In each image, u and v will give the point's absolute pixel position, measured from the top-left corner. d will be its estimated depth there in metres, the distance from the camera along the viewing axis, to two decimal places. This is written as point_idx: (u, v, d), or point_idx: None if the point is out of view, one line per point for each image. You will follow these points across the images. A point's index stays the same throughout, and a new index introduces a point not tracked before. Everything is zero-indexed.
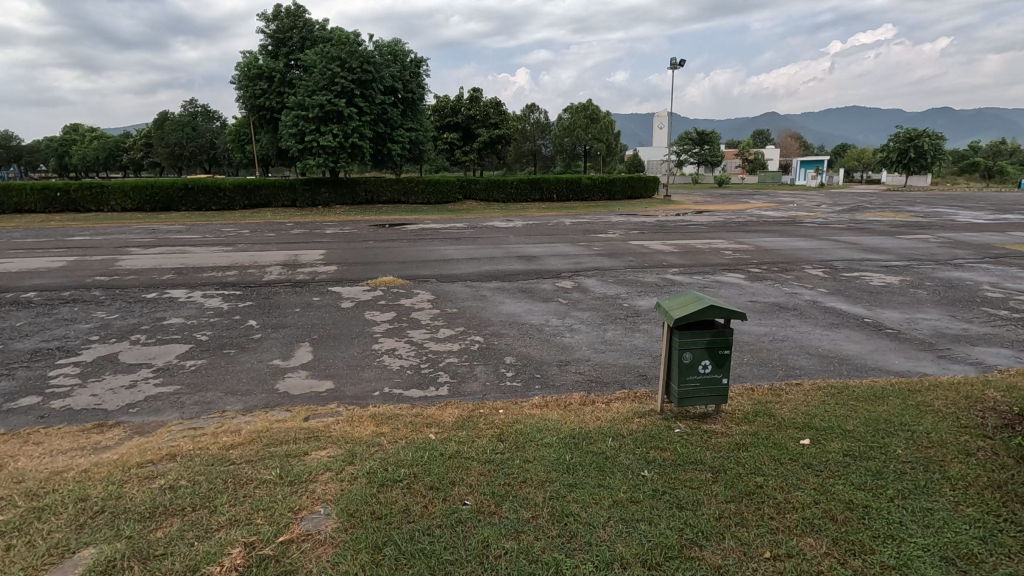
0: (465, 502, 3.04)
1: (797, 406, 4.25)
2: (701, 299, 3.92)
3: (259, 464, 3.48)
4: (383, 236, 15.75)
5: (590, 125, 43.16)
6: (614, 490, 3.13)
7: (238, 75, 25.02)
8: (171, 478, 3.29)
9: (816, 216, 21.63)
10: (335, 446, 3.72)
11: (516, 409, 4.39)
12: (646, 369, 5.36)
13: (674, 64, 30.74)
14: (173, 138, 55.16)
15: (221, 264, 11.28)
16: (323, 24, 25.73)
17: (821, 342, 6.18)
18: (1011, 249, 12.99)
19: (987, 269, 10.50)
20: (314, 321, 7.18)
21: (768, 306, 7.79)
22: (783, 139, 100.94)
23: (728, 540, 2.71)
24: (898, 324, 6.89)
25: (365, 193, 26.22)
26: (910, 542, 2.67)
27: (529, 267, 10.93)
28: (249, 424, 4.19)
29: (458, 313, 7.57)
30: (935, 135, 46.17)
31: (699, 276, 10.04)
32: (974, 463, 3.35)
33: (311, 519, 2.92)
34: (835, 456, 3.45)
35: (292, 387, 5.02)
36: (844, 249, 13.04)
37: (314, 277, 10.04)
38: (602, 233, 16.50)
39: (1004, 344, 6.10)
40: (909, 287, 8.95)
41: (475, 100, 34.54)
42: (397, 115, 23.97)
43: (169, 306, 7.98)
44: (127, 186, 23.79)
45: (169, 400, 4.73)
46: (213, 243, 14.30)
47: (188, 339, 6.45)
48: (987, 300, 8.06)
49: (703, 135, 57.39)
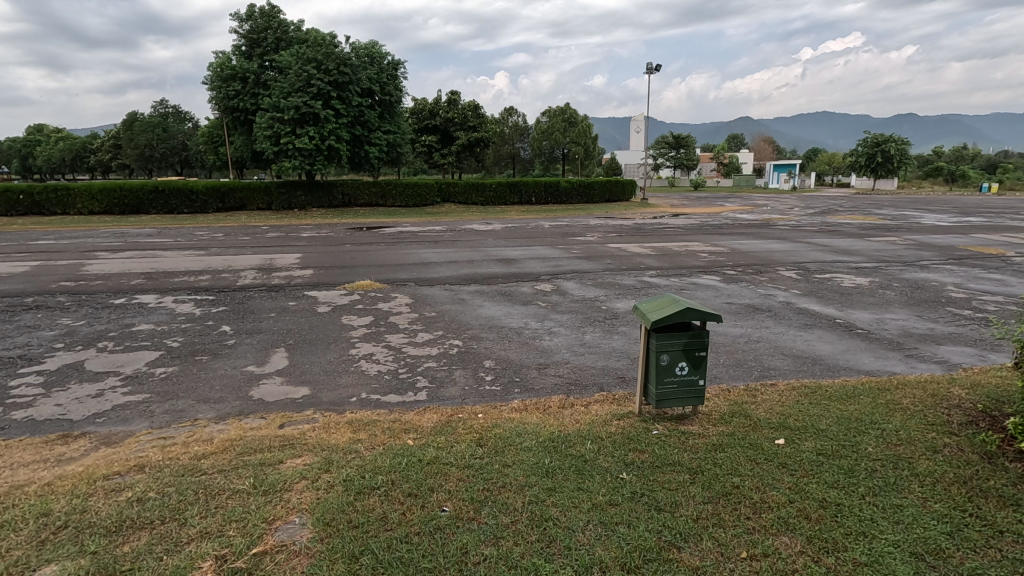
0: (443, 509, 3.01)
1: (772, 406, 4.32)
2: (677, 300, 3.97)
3: (232, 473, 3.39)
4: (362, 240, 15.67)
5: (569, 128, 44.38)
6: (593, 492, 3.14)
7: (211, 75, 24.54)
8: (139, 490, 3.19)
9: (789, 219, 22.20)
10: (311, 453, 3.66)
11: (495, 413, 4.38)
12: (625, 370, 5.41)
13: (650, 68, 31.41)
14: (144, 138, 53.97)
15: (193, 269, 11.02)
16: (298, 25, 25.45)
17: (795, 342, 6.31)
18: (972, 250, 13.44)
19: (950, 270, 10.86)
20: (290, 326, 7.07)
21: (743, 307, 7.94)
22: (755, 144, 102.92)
23: (706, 541, 2.74)
24: (867, 324, 7.08)
25: (342, 196, 25.97)
26: (881, 539, 2.73)
27: (508, 270, 10.95)
28: (222, 432, 4.09)
29: (437, 317, 7.51)
30: (901, 140, 47.58)
31: (676, 278, 10.18)
32: (941, 460, 3.45)
33: (286, 529, 2.86)
34: (809, 456, 3.51)
35: (267, 394, 4.92)
36: (815, 252, 13.38)
37: (290, 281, 9.89)
38: (581, 235, 16.64)
39: (967, 342, 6.30)
40: (878, 288, 9.19)
41: (453, 102, 34.44)
42: (374, 117, 23.86)
43: (139, 312, 7.76)
44: (95, 188, 23.12)
45: (138, 409, 4.59)
46: (185, 247, 13.98)
47: (159, 345, 6.30)
48: (951, 300, 8.32)
49: (678, 139, 58.23)
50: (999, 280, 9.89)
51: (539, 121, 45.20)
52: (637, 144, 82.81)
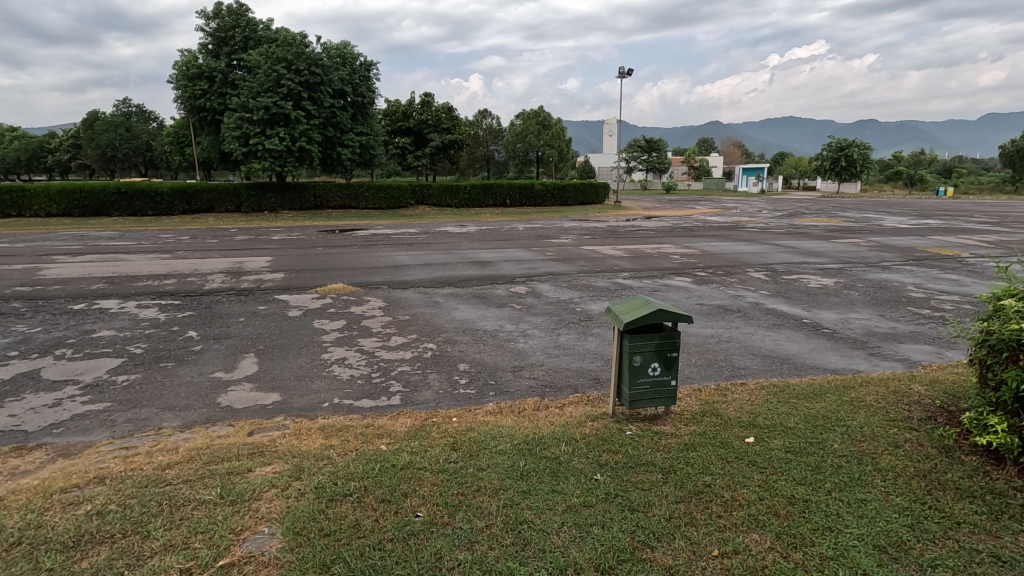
0: (417, 515, 2.98)
1: (742, 405, 4.41)
2: (649, 302, 4.00)
3: (198, 483, 3.29)
4: (335, 242, 15.44)
5: (543, 132, 44.63)
6: (568, 494, 3.15)
7: (176, 74, 23.89)
8: (99, 503, 3.07)
9: (758, 221, 22.78)
10: (281, 461, 3.58)
11: (469, 416, 4.35)
12: (599, 372, 5.44)
13: (623, 73, 31.94)
14: (105, 138, 52.39)
15: (157, 273, 10.71)
16: (266, 24, 25.00)
17: (764, 342, 6.45)
18: (930, 252, 13.98)
19: (910, 270, 11.27)
20: (260, 331, 6.91)
21: (714, 308, 8.09)
22: (725, 148, 105.23)
23: (678, 540, 2.76)
24: (833, 324, 7.27)
25: (314, 198, 25.62)
26: (846, 533, 2.80)
27: (483, 272, 10.92)
28: (188, 441, 3.98)
29: (411, 320, 7.42)
30: (863, 145, 49.34)
31: (649, 280, 10.32)
32: (902, 455, 3.56)
33: (254, 539, 2.79)
34: (778, 453, 3.59)
35: (236, 400, 4.80)
36: (782, 253, 13.73)
37: (260, 285, 9.70)
38: (556, 237, 16.73)
39: (927, 340, 6.54)
40: (842, 289, 9.45)
41: (427, 104, 34.25)
42: (346, 119, 23.59)
43: (100, 317, 7.50)
44: (54, 189, 22.29)
45: (99, 419, 4.43)
46: (149, 250, 13.58)
47: (120, 352, 6.08)
48: (911, 300, 8.61)
49: (651, 142, 59.14)
50: (955, 280, 10.29)
51: (513, 124, 45.39)
52: (610, 147, 83.74)
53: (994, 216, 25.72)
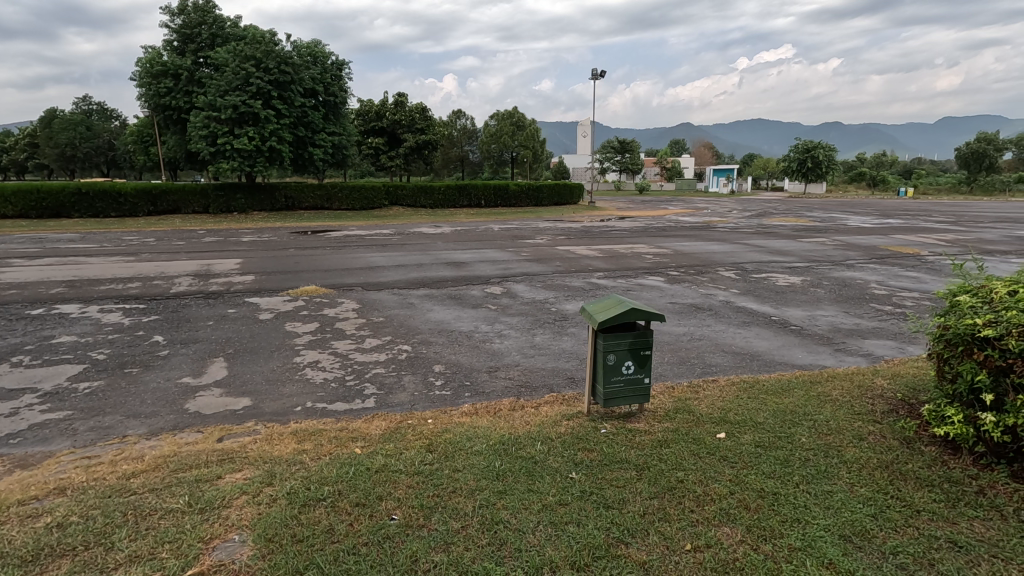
0: (392, 518, 2.95)
1: (714, 401, 4.50)
2: (622, 302, 4.04)
3: (165, 492, 3.21)
4: (306, 244, 15.22)
5: (517, 132, 44.77)
6: (543, 494, 3.16)
7: (140, 71, 23.20)
8: (59, 515, 2.96)
9: (728, 221, 23.25)
10: (252, 467, 3.51)
11: (444, 418, 4.33)
12: (574, 371, 5.48)
13: (596, 74, 32.25)
14: (65, 137, 50.65)
15: (121, 276, 10.38)
16: (234, 21, 24.47)
17: (735, 339, 6.58)
18: (891, 250, 14.49)
19: (873, 268, 11.65)
20: (229, 335, 6.76)
21: (686, 306, 8.23)
22: (696, 150, 107.21)
23: (651, 536, 2.80)
24: (801, 321, 7.46)
25: (286, 199, 25.17)
26: (813, 524, 2.88)
27: (458, 273, 10.90)
28: (154, 448, 3.87)
29: (385, 322, 7.35)
30: (828, 147, 50.85)
31: (623, 279, 10.44)
32: (865, 447, 3.68)
33: (224, 547, 2.73)
34: (747, 448, 3.67)
35: (204, 406, 4.68)
36: (752, 252, 14.03)
37: (230, 287, 9.49)
38: (530, 238, 16.81)
39: (889, 336, 6.78)
40: (810, 287, 9.70)
41: (400, 104, 33.99)
42: (318, 118, 23.26)
43: (60, 323, 7.23)
44: (9, 190, 21.38)
45: (59, 428, 4.27)
46: (113, 253, 13.16)
47: (82, 358, 5.88)
48: (874, 297, 8.90)
49: (624, 144, 59.85)
50: (916, 278, 10.68)
51: (487, 125, 45.43)
52: (584, 148, 84.47)
53: (951, 216, 26.77)
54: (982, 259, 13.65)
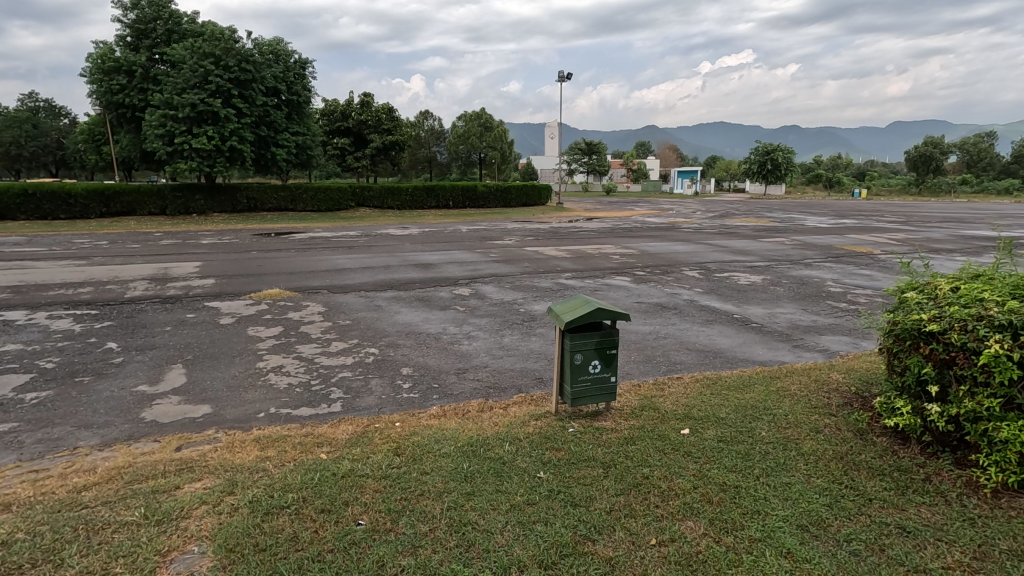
0: (358, 523, 2.91)
1: (678, 398, 4.60)
2: (588, 302, 4.09)
3: (119, 504, 3.09)
4: (270, 246, 14.89)
5: (484, 134, 44.77)
6: (511, 494, 3.17)
7: (90, 67, 22.28)
8: (3, 533, 2.82)
9: (692, 221, 23.79)
10: (212, 476, 3.41)
11: (412, 421, 4.29)
12: (542, 372, 5.51)
13: (562, 76, 32.55)
14: (9, 134, 48.16)
15: (71, 281, 9.92)
16: (191, 17, 23.75)
17: (699, 337, 6.72)
18: (846, 249, 15.08)
19: (829, 267, 12.09)
20: (189, 340, 6.55)
21: (651, 306, 8.36)
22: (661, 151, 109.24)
23: (618, 532, 2.84)
24: (761, 318, 7.67)
25: (247, 200, 24.58)
26: (773, 515, 2.97)
27: (426, 275, 10.83)
28: (107, 460, 3.72)
29: (352, 325, 7.26)
30: (787, 149, 52.60)
31: (590, 279, 10.56)
32: (822, 439, 3.81)
33: (181, 560, 2.65)
34: (710, 443, 3.76)
35: (161, 415, 4.52)
36: (715, 252, 14.36)
37: (189, 291, 9.19)
38: (499, 239, 16.86)
39: (843, 332, 7.04)
40: (769, 285, 9.99)
41: (366, 105, 33.58)
42: (281, 118, 22.81)
43: (4, 330, 6.88)
44: None
45: (3, 441, 4.05)
46: (62, 257, 12.58)
47: (28, 367, 5.60)
48: (830, 294, 9.23)
49: (591, 145, 60.54)
50: (868, 275, 11.14)
51: (455, 126, 45.28)
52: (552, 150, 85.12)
53: (901, 216, 28.03)
54: (930, 258, 14.33)
